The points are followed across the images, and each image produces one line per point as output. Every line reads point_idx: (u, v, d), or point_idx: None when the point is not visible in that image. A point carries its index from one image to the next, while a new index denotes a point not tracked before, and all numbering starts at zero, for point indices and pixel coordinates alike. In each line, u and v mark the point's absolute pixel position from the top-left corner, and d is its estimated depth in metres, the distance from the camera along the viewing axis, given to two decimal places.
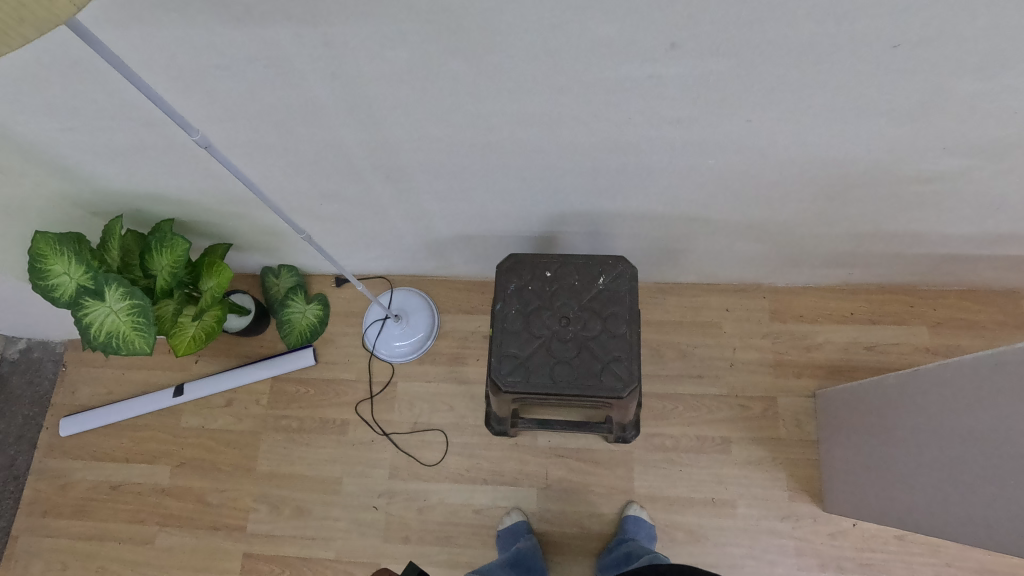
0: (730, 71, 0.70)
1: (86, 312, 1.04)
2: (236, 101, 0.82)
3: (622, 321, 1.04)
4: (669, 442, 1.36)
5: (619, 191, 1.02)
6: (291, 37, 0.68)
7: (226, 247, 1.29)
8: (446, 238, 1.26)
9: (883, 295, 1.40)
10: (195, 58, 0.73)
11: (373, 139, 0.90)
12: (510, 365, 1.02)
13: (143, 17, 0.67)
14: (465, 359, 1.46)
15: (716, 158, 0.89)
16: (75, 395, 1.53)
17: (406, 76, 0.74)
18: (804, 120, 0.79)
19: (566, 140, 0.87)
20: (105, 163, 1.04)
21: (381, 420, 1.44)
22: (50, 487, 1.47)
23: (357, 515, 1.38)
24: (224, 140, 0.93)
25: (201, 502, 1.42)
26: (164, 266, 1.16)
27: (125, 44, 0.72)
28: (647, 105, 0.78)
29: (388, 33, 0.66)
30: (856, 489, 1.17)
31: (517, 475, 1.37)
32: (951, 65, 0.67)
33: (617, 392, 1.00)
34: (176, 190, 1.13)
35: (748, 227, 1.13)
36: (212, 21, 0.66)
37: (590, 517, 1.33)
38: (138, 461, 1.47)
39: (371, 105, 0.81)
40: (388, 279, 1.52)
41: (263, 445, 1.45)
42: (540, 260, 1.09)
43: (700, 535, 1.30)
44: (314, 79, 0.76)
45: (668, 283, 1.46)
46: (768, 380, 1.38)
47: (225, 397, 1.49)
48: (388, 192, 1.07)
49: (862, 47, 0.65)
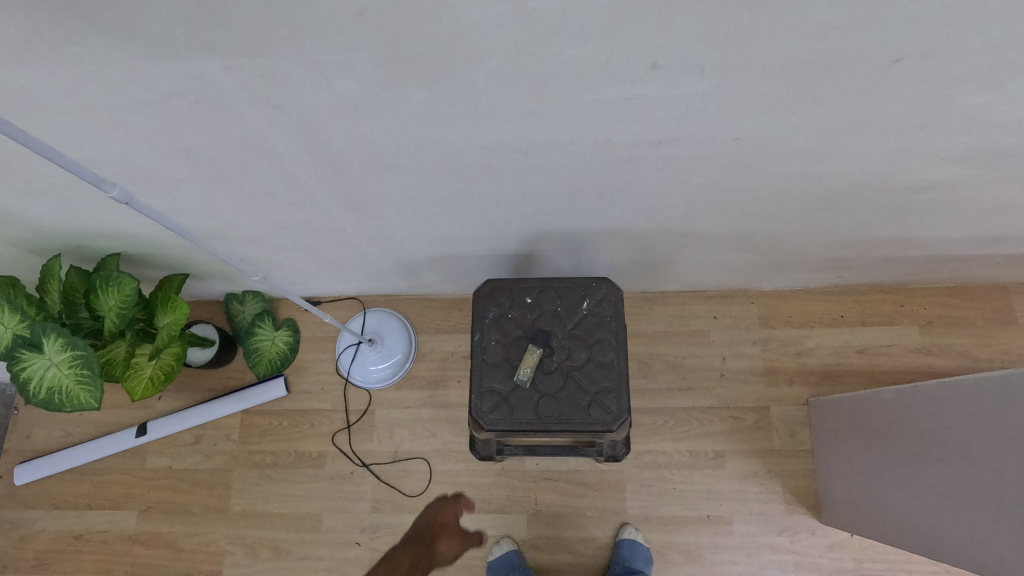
0: (716, 91, 0.64)
1: (23, 366, 0.95)
2: (170, 138, 0.74)
3: (609, 348, 0.98)
4: (661, 459, 1.31)
5: (600, 209, 0.95)
6: (221, 70, 0.60)
7: (182, 279, 1.20)
8: (418, 260, 1.19)
9: (873, 296, 1.36)
10: (115, 95, 0.65)
11: (328, 168, 0.82)
12: (493, 402, 0.96)
13: (46, 52, 0.58)
14: (446, 382, 1.39)
15: (701, 175, 0.83)
16: (29, 440, 1.43)
17: (358, 105, 0.66)
18: (797, 135, 0.73)
19: (540, 163, 0.80)
20: (36, 202, 0.95)
21: (360, 451, 1.37)
22: (7, 541, 1.38)
23: (339, 553, 1.31)
24: (163, 177, 0.84)
25: (172, 547, 1.34)
26: (113, 306, 1.07)
27: (35, 83, 0.63)
28: (627, 126, 0.71)
29: (333, 63, 0.59)
30: (853, 503, 1.13)
31: (505, 502, 1.31)
32: (954, 77, 0.61)
33: (606, 426, 0.94)
34: (118, 225, 1.04)
35: (736, 239, 1.07)
36: (130, 56, 0.58)
37: (583, 542, 1.28)
38: (103, 507, 1.38)
39: (321, 135, 0.73)
40: (361, 301, 1.44)
41: (235, 484, 1.37)
42: (519, 285, 1.02)
43: (697, 554, 1.26)
44: (255, 111, 0.68)
45: (653, 293, 1.40)
46: (760, 390, 1.34)
47: (192, 434, 1.41)
48: (351, 219, 0.99)
49: (859, 62, 0.59)
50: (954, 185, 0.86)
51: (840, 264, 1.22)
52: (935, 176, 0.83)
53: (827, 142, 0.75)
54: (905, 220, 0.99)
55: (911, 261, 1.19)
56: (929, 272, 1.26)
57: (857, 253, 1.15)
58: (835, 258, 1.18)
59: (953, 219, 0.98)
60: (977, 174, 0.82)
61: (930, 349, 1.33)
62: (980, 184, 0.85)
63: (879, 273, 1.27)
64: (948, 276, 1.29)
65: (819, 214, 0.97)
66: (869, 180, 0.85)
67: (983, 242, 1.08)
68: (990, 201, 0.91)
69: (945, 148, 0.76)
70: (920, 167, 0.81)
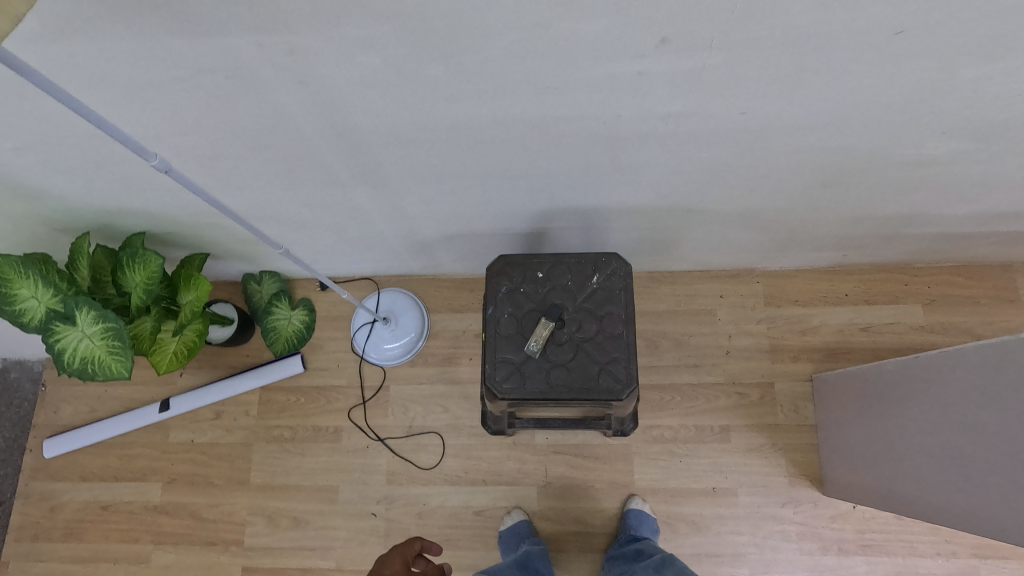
0: (723, 65, 0.66)
1: (58, 338, 0.99)
2: (200, 113, 0.77)
3: (618, 321, 1.01)
4: (668, 434, 1.35)
5: (610, 186, 0.98)
6: (251, 46, 0.63)
7: (204, 258, 1.23)
8: (431, 238, 1.22)
9: (878, 275, 1.39)
10: (151, 71, 0.68)
11: (348, 145, 0.85)
12: (506, 371, 1.00)
13: (89, 30, 0.61)
14: (458, 359, 1.43)
15: (708, 151, 0.86)
16: (57, 415, 1.48)
17: (379, 81, 0.69)
18: (801, 109, 0.75)
19: (553, 140, 0.83)
20: (66, 180, 0.98)
21: (375, 425, 1.41)
22: (38, 511, 1.43)
23: (356, 523, 1.36)
24: (189, 153, 0.88)
25: (195, 517, 1.40)
26: (139, 283, 1.11)
27: (75, 62, 0.67)
28: (636, 101, 0.74)
29: (357, 38, 0.62)
30: (855, 474, 1.16)
31: (516, 474, 1.35)
32: (952, 50, 0.64)
33: (616, 394, 0.98)
34: (144, 204, 1.08)
35: (742, 216, 1.10)
36: (168, 34, 0.62)
37: (592, 513, 1.32)
38: (128, 479, 1.43)
39: (342, 111, 0.76)
40: (375, 281, 1.48)
41: (255, 457, 1.42)
42: (531, 260, 1.05)
43: (702, 525, 1.30)
44: (281, 87, 0.71)
45: (661, 273, 1.43)
46: (765, 366, 1.37)
47: (213, 409, 1.46)
48: (368, 196, 1.03)
49: (861, 36, 0.61)
50: (956, 159, 0.88)
51: (844, 242, 1.24)
52: (936, 150, 0.85)
53: (831, 116, 0.77)
54: (907, 196, 1.01)
55: (915, 239, 1.22)
56: (933, 250, 1.28)
57: (861, 231, 1.17)
58: (839, 236, 1.20)
59: (955, 196, 1.00)
60: (978, 148, 0.84)
61: (933, 327, 1.35)
62: (981, 158, 0.87)
63: (883, 252, 1.29)
64: (952, 255, 1.31)
65: (823, 191, 0.99)
66: (873, 155, 0.87)
67: (985, 219, 1.10)
68: (991, 177, 0.93)
69: (946, 122, 0.78)
70: (921, 141, 0.83)
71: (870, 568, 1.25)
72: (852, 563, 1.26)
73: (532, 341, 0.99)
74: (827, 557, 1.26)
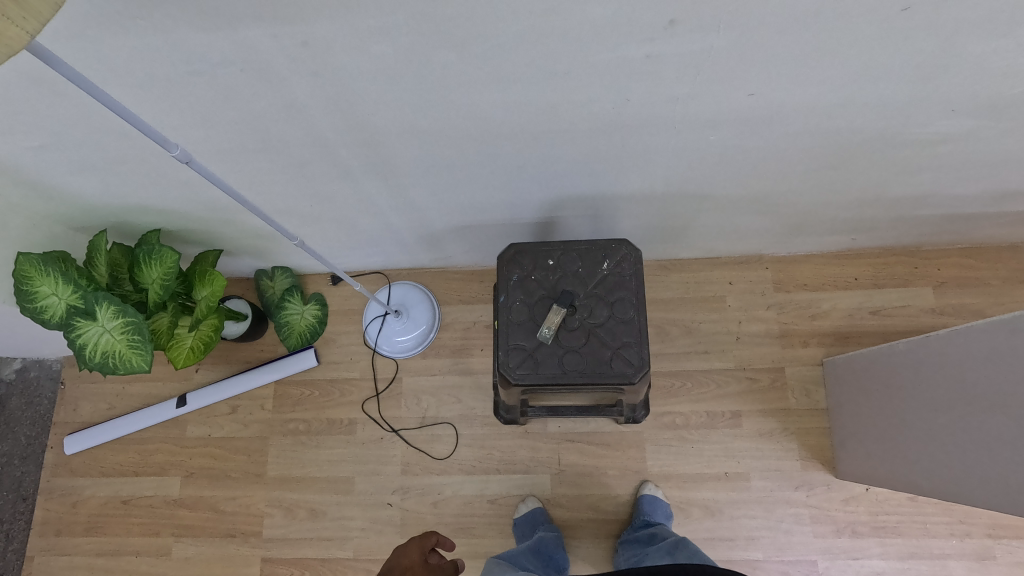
0: (730, 46, 0.67)
1: (79, 333, 1.01)
2: (217, 107, 0.79)
3: (629, 306, 1.03)
4: (679, 420, 1.35)
5: (619, 173, 0.99)
6: (266, 38, 0.65)
7: (217, 253, 1.24)
8: (441, 230, 1.23)
9: (886, 259, 1.39)
10: (168, 65, 0.70)
11: (359, 135, 0.86)
12: (519, 358, 1.01)
13: (107, 25, 0.63)
14: (469, 350, 1.44)
15: (716, 134, 0.86)
16: (77, 412, 1.51)
17: (391, 70, 0.70)
18: (809, 90, 0.76)
19: (562, 127, 0.84)
20: (84, 178, 1.00)
21: (390, 417, 1.42)
22: (61, 506, 1.46)
23: (372, 513, 1.38)
24: (203, 146, 0.89)
25: (214, 510, 1.42)
26: (155, 279, 1.11)
27: (93, 57, 0.68)
28: (645, 85, 0.74)
29: (370, 27, 0.63)
30: (868, 455, 1.17)
31: (529, 462, 1.37)
32: (961, 25, 0.64)
33: (629, 378, 0.99)
34: (158, 200, 1.09)
35: (750, 201, 1.10)
36: (184, 27, 0.63)
37: (605, 499, 1.33)
38: (148, 474, 1.46)
39: (352, 100, 0.77)
40: (386, 274, 1.49)
41: (272, 450, 1.44)
42: (541, 248, 1.06)
43: (715, 510, 1.31)
44: (294, 77, 0.72)
45: (669, 261, 1.44)
46: (775, 352, 1.38)
47: (229, 404, 1.48)
48: (379, 188, 1.04)
49: (867, 14, 0.62)
50: (965, 138, 0.88)
51: (853, 225, 1.24)
52: (944, 129, 0.86)
53: (839, 95, 0.77)
54: (916, 177, 1.01)
55: (924, 221, 1.22)
56: (942, 232, 1.28)
57: (869, 213, 1.18)
58: (847, 219, 1.20)
59: (962, 175, 1.01)
60: (986, 127, 0.85)
61: (943, 309, 1.35)
62: (990, 137, 0.87)
63: (892, 234, 1.29)
64: (961, 236, 1.31)
65: (831, 173, 1.00)
66: (880, 136, 0.87)
67: (994, 199, 1.10)
68: (999, 155, 0.93)
69: (955, 99, 0.78)
70: (930, 119, 0.83)
71: (884, 549, 1.26)
72: (865, 545, 1.26)
73: (544, 329, 1.00)
74: (840, 539, 1.27)
